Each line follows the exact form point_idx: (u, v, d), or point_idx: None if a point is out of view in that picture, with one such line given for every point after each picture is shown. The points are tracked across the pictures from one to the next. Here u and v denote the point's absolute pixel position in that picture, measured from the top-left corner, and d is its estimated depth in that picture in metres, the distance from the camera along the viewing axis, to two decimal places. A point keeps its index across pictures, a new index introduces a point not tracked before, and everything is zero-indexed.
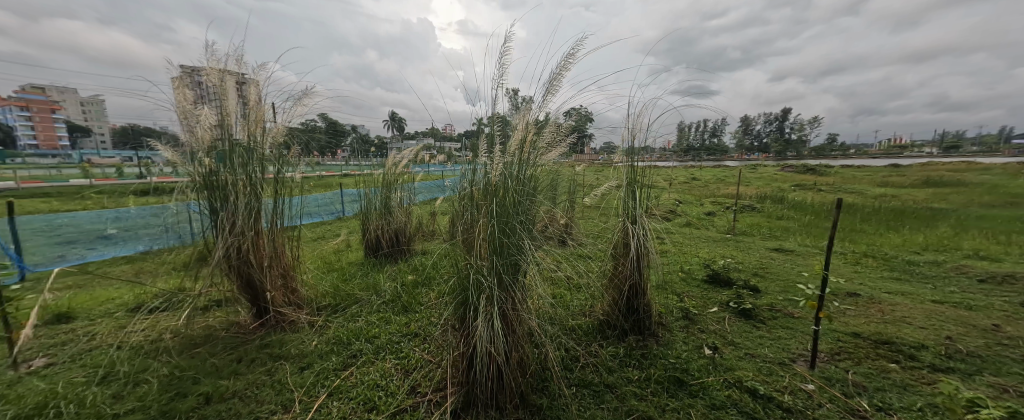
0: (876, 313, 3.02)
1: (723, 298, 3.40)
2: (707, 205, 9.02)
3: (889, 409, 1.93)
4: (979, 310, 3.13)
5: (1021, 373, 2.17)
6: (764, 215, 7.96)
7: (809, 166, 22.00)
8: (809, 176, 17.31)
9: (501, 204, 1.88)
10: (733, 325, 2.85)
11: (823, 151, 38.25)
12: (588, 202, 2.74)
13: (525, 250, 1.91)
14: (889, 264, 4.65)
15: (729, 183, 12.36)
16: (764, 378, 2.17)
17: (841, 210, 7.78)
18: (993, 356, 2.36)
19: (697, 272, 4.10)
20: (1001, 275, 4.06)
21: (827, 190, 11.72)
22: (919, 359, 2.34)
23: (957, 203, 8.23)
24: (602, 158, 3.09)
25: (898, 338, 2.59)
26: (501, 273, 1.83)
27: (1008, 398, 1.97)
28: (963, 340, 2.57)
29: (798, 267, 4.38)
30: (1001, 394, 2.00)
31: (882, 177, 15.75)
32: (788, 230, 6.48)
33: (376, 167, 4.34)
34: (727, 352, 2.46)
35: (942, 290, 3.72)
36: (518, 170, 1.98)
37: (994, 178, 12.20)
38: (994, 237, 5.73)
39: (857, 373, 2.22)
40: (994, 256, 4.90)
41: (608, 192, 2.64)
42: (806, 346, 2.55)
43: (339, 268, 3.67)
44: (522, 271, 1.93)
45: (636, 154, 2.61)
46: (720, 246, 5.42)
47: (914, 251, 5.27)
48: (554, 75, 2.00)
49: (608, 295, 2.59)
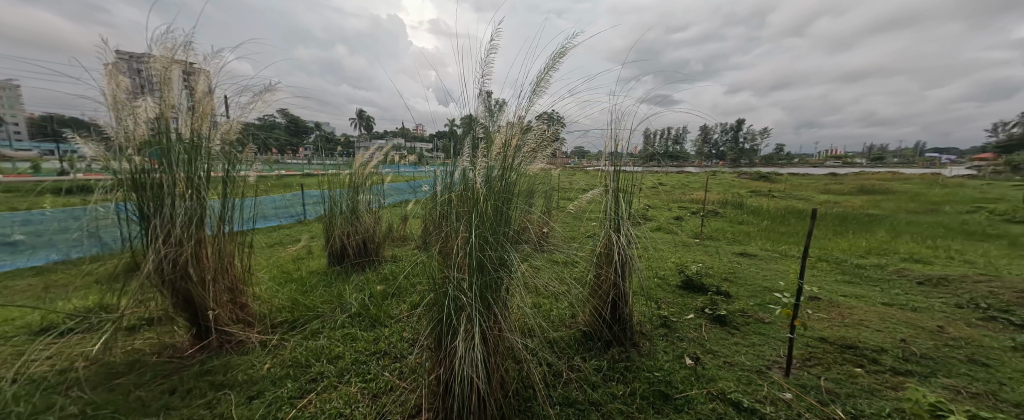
0: (837, 317, 3.17)
1: (697, 303, 3.44)
2: (674, 209, 9.32)
3: (861, 416, 1.97)
4: (923, 312, 3.36)
5: (967, 374, 2.32)
6: (726, 219, 8.31)
7: (762, 174, 23.50)
8: (761, 183, 18.49)
9: (484, 214, 1.75)
10: (709, 332, 2.88)
11: (772, 160, 41.22)
12: (572, 210, 2.66)
13: (507, 263, 1.80)
14: (840, 267, 4.96)
15: (693, 188, 12.89)
16: (744, 389, 2.18)
17: (793, 214, 8.30)
18: (943, 358, 2.52)
19: (672, 278, 4.15)
20: (935, 277, 4.43)
21: (780, 196, 12.53)
22: (880, 362, 2.45)
23: (891, 210, 9.01)
24: (572, 163, 3.04)
25: (859, 343, 2.72)
26: (482, 290, 1.71)
27: (963, 399, 2.09)
28: (916, 342, 2.73)
29: (764, 272, 4.55)
30: (956, 396, 2.12)
31: (825, 184, 17.12)
32: (749, 234, 6.77)
33: (342, 166, 4.05)
34: (707, 361, 2.46)
35: (889, 292, 3.99)
36: (500, 175, 1.86)
37: (917, 187, 13.65)
38: (925, 241, 6.30)
39: (828, 379, 2.28)
40: (925, 258, 5.38)
41: (591, 200, 2.58)
42: (779, 352, 2.60)
43: (298, 278, 3.37)
44: (505, 286, 1.82)
45: (621, 160, 2.53)
46: (689, 251, 5.56)
47: (860, 254, 5.67)
48: (540, 79, 1.91)
49: (590, 304, 2.53)
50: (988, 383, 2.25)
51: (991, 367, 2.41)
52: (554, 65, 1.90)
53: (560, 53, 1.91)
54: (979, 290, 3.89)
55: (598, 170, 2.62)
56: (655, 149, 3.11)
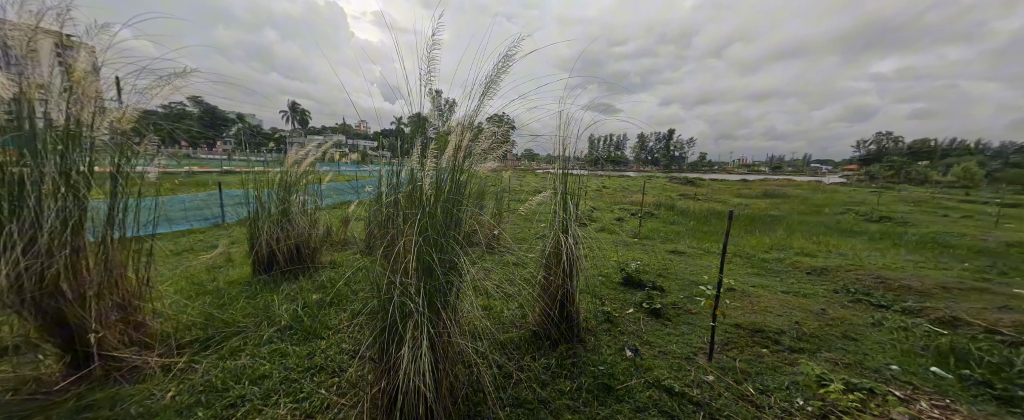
0: (753, 307, 3.57)
1: (636, 299, 3.65)
2: (615, 211, 9.89)
3: (767, 390, 2.23)
4: (812, 297, 3.94)
5: (842, 349, 2.75)
6: (660, 220, 9.02)
7: (689, 179, 25.92)
8: (688, 187, 20.42)
9: (432, 216, 1.67)
10: (647, 325, 3.06)
11: (698, 166, 45.75)
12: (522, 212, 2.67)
13: (457, 267, 1.73)
14: (752, 261, 5.62)
15: (631, 191, 13.79)
16: (676, 375, 2.35)
17: (715, 215, 9.25)
18: (832, 338, 2.96)
19: (614, 275, 4.38)
20: (822, 267, 5.21)
21: (704, 199, 13.92)
22: (781, 343, 2.80)
23: (790, 211, 10.46)
24: (522, 165, 3.06)
25: (770, 328, 3.09)
26: (431, 295, 1.63)
27: (838, 370, 2.47)
28: (807, 323, 3.19)
29: (692, 267, 4.99)
30: (835, 368, 2.50)
31: (739, 188, 19.41)
32: (679, 233, 7.41)
33: (271, 164, 3.65)
34: (644, 351, 2.61)
35: (790, 282, 4.61)
36: (451, 176, 1.79)
37: (808, 192, 16.06)
38: (815, 237, 7.41)
39: (742, 360, 2.55)
40: (815, 251, 6.31)
41: (540, 203, 2.61)
42: (704, 340, 2.85)
43: (215, 290, 2.96)
44: (455, 290, 1.75)
45: (568, 163, 2.60)
46: (629, 249, 5.92)
47: (767, 249, 6.49)
48: (491, 79, 1.88)
49: (540, 304, 2.54)
50: (865, 356, 2.68)
51: (867, 343, 2.87)
52: (504, 65, 1.88)
53: (509, 54, 1.90)
54: (854, 277, 4.66)
55: (547, 173, 2.66)
56: (599, 153, 3.25)
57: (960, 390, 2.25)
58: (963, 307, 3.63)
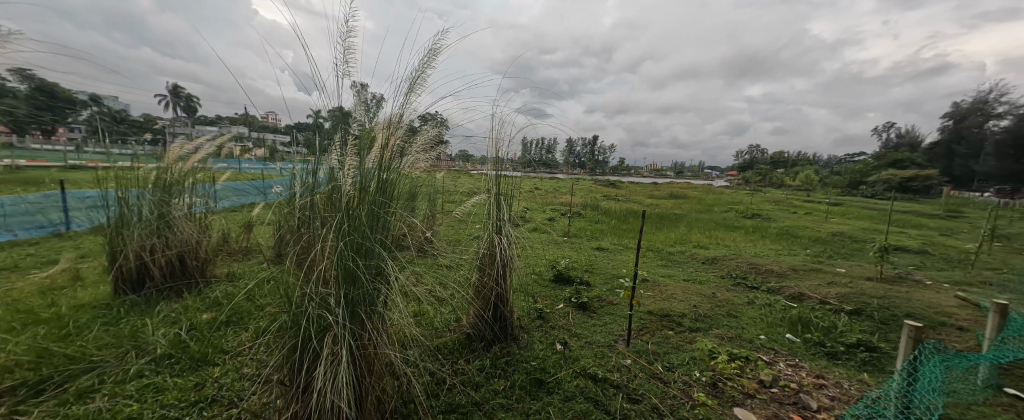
0: (665, 297, 3.98)
1: (565, 294, 3.81)
2: (545, 211, 10.26)
3: (672, 367, 2.53)
4: (704, 282, 4.66)
5: (726, 324, 3.33)
6: (585, 219, 9.60)
7: (610, 181, 28.13)
8: (610, 189, 22.15)
9: (355, 219, 1.52)
10: (575, 318, 3.22)
11: (618, 170, 49.92)
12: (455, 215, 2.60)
13: (384, 273, 1.60)
14: (662, 254, 6.29)
15: (561, 193, 14.43)
16: (600, 363, 2.50)
17: (632, 214, 10.16)
18: (726, 320, 3.44)
19: (544, 273, 4.52)
20: (715, 257, 6.06)
21: (623, 200, 15.21)
22: (684, 324, 3.28)
23: (691, 211, 11.97)
24: (456, 166, 2.98)
25: (678, 314, 3.48)
26: (353, 305, 1.48)
27: (724, 342, 2.97)
28: (701, 305, 3.79)
29: (614, 263, 5.39)
30: (721, 341, 3.00)
31: (651, 190, 21.66)
32: (602, 231, 7.97)
33: (144, 158, 2.99)
34: (572, 344, 2.72)
35: (691, 271, 5.27)
36: (378, 175, 1.63)
37: (704, 194, 18.61)
38: (710, 232, 8.58)
39: (654, 343, 2.86)
40: (710, 244, 7.33)
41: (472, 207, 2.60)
42: (623, 328, 3.10)
43: (57, 317, 2.33)
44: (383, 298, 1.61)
45: (501, 164, 2.58)
46: (558, 248, 6.17)
47: (674, 243, 7.33)
48: (418, 74, 1.78)
49: (474, 307, 2.49)
50: (749, 333, 3.16)
51: (750, 322, 3.40)
52: (431, 59, 1.80)
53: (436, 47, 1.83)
54: (738, 264, 5.51)
55: (481, 174, 2.63)
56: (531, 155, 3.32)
57: (804, 353, 2.86)
58: (813, 285, 4.53)
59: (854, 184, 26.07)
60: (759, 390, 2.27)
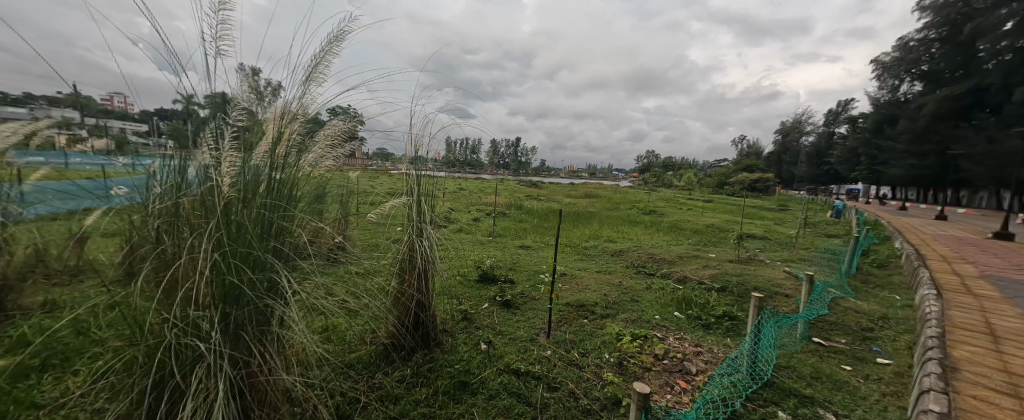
0: (582, 289, 4.31)
1: (490, 293, 3.86)
2: (470, 211, 10.22)
3: (586, 352, 2.75)
4: (612, 272, 5.18)
5: (630, 308, 3.76)
6: (510, 219, 9.84)
7: (533, 181, 29.26)
8: (533, 189, 23.05)
9: (239, 227, 1.31)
10: (499, 316, 3.29)
11: (540, 171, 52.23)
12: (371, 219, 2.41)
13: (278, 288, 1.42)
14: (579, 249, 6.78)
15: (486, 193, 14.52)
16: (521, 357, 2.59)
17: (554, 213, 10.72)
18: (630, 305, 3.86)
19: (469, 274, 4.51)
20: (622, 249, 6.75)
21: (544, 200, 15.96)
22: (596, 312, 3.61)
23: (603, 209, 13.11)
24: (375, 163, 2.79)
25: (592, 304, 3.80)
26: (234, 327, 1.30)
27: (628, 324, 3.35)
28: (611, 293, 4.21)
29: (536, 260, 5.63)
30: (627, 323, 3.37)
31: (570, 190, 23.15)
32: (526, 230, 8.26)
33: None
34: (496, 341, 2.78)
35: (603, 263, 5.78)
36: (268, 175, 1.46)
37: (615, 194, 20.56)
38: (620, 227, 9.53)
39: (571, 332, 3.08)
40: (620, 238, 8.13)
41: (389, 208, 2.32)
42: (544, 321, 3.28)
43: None
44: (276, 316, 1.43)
45: (420, 163, 2.46)
46: (482, 248, 6.21)
47: (590, 239, 7.96)
48: (318, 62, 1.63)
49: (394, 313, 2.36)
50: (648, 314, 3.60)
51: (649, 305, 3.88)
52: (334, 44, 1.66)
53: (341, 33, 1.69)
54: (641, 255, 6.22)
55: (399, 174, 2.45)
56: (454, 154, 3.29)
57: (687, 327, 3.38)
58: (695, 269, 5.35)
59: (726, 185, 31.49)
60: (655, 363, 2.61)
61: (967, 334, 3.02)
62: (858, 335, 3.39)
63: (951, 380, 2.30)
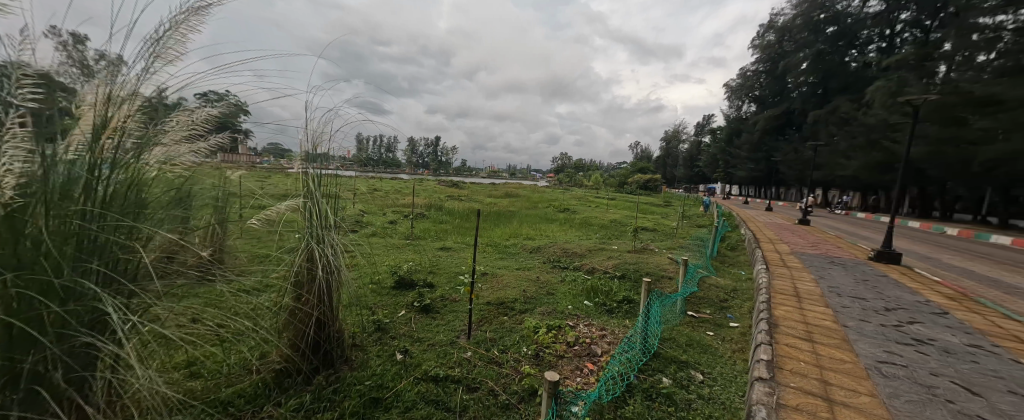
0: (501, 287, 4.44)
1: (407, 299, 3.74)
2: (386, 213, 9.66)
3: (505, 349, 2.86)
4: (530, 269, 5.41)
5: (544, 302, 4.00)
6: (430, 220, 9.59)
7: (454, 182, 28.84)
8: (454, 189, 22.72)
9: (34, 248, 1.02)
10: (417, 322, 3.24)
11: (461, 171, 51.79)
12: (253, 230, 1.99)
13: (104, 323, 1.17)
14: (500, 248, 6.93)
15: (404, 193, 13.83)
16: (441, 362, 2.60)
17: (475, 214, 10.73)
18: (546, 298, 4.12)
19: (384, 280, 4.27)
20: (540, 246, 7.11)
21: (465, 200, 15.92)
22: (514, 308, 3.77)
23: (523, 209, 13.60)
24: (264, 162, 2.24)
25: (511, 300, 3.97)
26: (28, 380, 1.03)
27: (544, 316, 3.58)
28: (530, 288, 4.42)
29: (456, 261, 5.60)
30: (543, 316, 3.59)
31: (491, 190, 23.45)
32: (446, 231, 8.14)
33: None
34: (413, 349, 2.73)
35: (522, 260, 6.02)
36: (94, 174, 1.10)
37: (533, 193, 21.48)
38: (538, 225, 10.00)
39: (491, 331, 3.17)
40: (537, 236, 8.54)
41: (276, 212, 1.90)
42: (465, 322, 3.33)
43: None
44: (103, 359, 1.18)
45: (315, 161, 2.18)
46: (400, 252, 5.94)
47: (510, 237, 8.18)
48: (164, 35, 1.36)
49: (289, 332, 2.09)
50: (562, 305, 3.90)
51: (562, 297, 4.19)
52: (190, 16, 1.41)
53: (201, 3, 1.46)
54: (556, 250, 6.65)
55: (290, 172, 2.12)
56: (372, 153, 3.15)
57: (594, 314, 3.75)
58: (601, 261, 5.92)
59: (627, 184, 35.46)
60: (567, 350, 2.83)
61: (787, 299, 3.97)
62: (719, 306, 4.19)
63: (776, 335, 3.00)
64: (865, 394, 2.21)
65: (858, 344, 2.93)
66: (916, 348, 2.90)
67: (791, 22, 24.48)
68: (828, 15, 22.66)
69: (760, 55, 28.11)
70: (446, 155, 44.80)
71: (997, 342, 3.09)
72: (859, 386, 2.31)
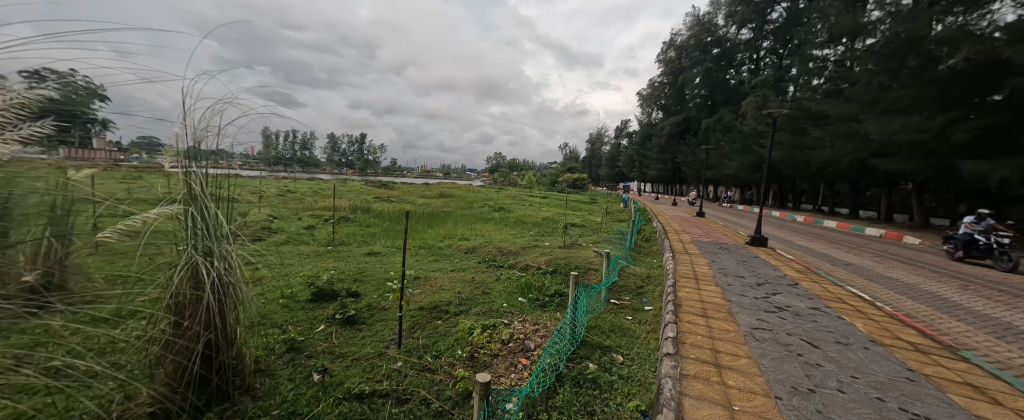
0: (436, 290, 4.30)
1: (327, 312, 3.41)
2: (302, 217, 8.71)
3: (438, 355, 2.77)
4: (465, 270, 5.34)
5: (479, 302, 3.98)
6: (355, 224, 8.91)
7: (383, 182, 27.28)
8: (384, 190, 21.50)
9: None
10: (340, 336, 2.97)
11: (391, 171, 49.22)
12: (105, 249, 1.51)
13: None
14: (433, 250, 6.72)
15: (324, 195, 12.65)
16: (366, 377, 2.41)
17: (406, 215, 10.27)
18: (481, 298, 4.10)
19: (300, 293, 3.83)
20: (474, 246, 7.06)
21: (395, 201, 15.12)
22: (448, 310, 3.68)
23: (457, 209, 13.38)
24: (137, 159, 1.68)
25: (445, 303, 3.86)
26: None
27: (479, 316, 3.56)
28: (464, 290, 4.35)
29: (385, 266, 5.27)
30: (477, 316, 3.56)
31: (423, 190, 22.68)
32: (374, 235, 7.64)
33: None
34: (334, 367, 2.49)
35: (456, 261, 5.91)
36: None
37: (467, 193, 21.31)
38: (472, 225, 9.95)
39: (424, 338, 3.04)
40: (472, 235, 8.48)
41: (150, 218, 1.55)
42: (394, 331, 3.15)
43: None
44: None
45: (199, 159, 1.79)
46: (320, 260, 5.39)
47: (444, 238, 7.99)
48: None
49: (164, 368, 1.70)
50: (497, 304, 3.91)
51: (498, 295, 4.21)
52: None
53: None
54: (491, 249, 6.67)
55: (166, 172, 1.67)
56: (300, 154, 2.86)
57: (528, 309, 3.84)
58: (535, 258, 6.09)
59: (557, 183, 37.15)
60: (502, 349, 2.83)
61: (688, 281, 4.54)
62: (637, 293, 4.61)
63: (679, 314, 3.40)
64: (744, 357, 2.62)
65: (739, 315, 3.47)
66: (778, 314, 3.54)
67: (687, 41, 28.07)
68: (714, 37, 26.41)
69: (664, 68, 31.69)
70: (372, 155, 42.10)
71: (828, 304, 3.92)
72: (739, 350, 2.74)
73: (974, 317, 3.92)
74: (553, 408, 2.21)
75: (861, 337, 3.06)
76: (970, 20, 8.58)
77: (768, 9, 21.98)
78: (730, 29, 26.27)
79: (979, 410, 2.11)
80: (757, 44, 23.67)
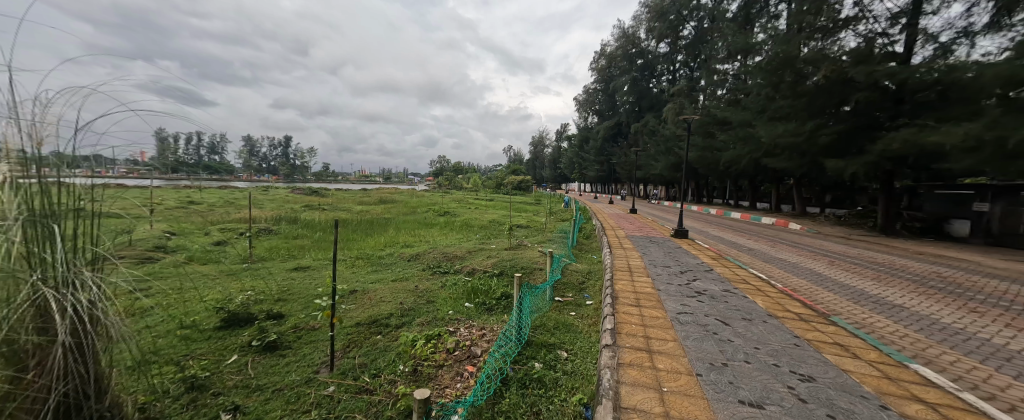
0: (375, 303, 4.02)
1: (242, 339, 2.99)
2: (212, 231, 7.50)
3: (379, 373, 2.57)
4: (408, 279, 5.07)
5: (421, 312, 3.77)
6: (280, 237, 7.97)
7: (313, 188, 25.03)
8: (315, 197, 19.72)
9: None
10: (257, 366, 2.63)
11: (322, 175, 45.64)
12: None
13: None
14: (372, 261, 6.30)
15: (239, 205, 11.18)
16: (290, 409, 2.16)
17: (339, 224, 9.48)
18: (425, 308, 3.92)
19: (206, 322, 3.31)
20: (418, 253, 6.75)
21: (328, 209, 13.93)
22: (390, 324, 3.46)
23: (396, 215, 12.65)
24: None
25: (384, 316, 3.62)
26: None
27: (423, 327, 3.39)
28: (407, 300, 4.12)
29: (316, 282, 4.79)
30: (422, 327, 3.39)
31: (360, 196, 21.22)
32: (304, 248, 6.93)
33: None
34: (249, 403, 2.20)
35: (399, 270, 5.60)
36: None
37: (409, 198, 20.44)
38: (414, 231, 9.53)
39: (363, 357, 2.80)
40: (414, 242, 8.10)
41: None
42: (325, 352, 2.87)
43: None
44: None
45: (51, 166, 1.42)
46: (234, 281, 4.70)
47: (383, 247, 7.53)
48: None
49: None
50: (442, 312, 3.77)
51: (443, 303, 4.07)
52: None
53: None
54: (436, 256, 6.44)
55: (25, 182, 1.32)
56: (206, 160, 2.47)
57: (474, 314, 3.77)
58: (480, 261, 6.03)
59: (502, 185, 37.54)
60: (448, 358, 2.73)
61: (624, 274, 4.85)
62: (579, 288, 4.81)
63: (617, 306, 3.59)
64: (671, 340, 2.85)
65: (666, 302, 3.78)
66: (697, 298, 3.93)
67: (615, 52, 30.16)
68: (637, 50, 28.58)
69: (596, 76, 33.77)
70: (300, 160, 38.49)
71: (736, 285, 4.45)
72: (667, 334, 2.97)
73: (839, 287, 4.75)
74: (500, 412, 2.17)
75: (760, 312, 3.53)
76: (825, 44, 10.44)
77: (680, 27, 24.60)
78: (651, 42, 28.62)
79: (846, 365, 2.53)
80: (672, 56, 26.35)
